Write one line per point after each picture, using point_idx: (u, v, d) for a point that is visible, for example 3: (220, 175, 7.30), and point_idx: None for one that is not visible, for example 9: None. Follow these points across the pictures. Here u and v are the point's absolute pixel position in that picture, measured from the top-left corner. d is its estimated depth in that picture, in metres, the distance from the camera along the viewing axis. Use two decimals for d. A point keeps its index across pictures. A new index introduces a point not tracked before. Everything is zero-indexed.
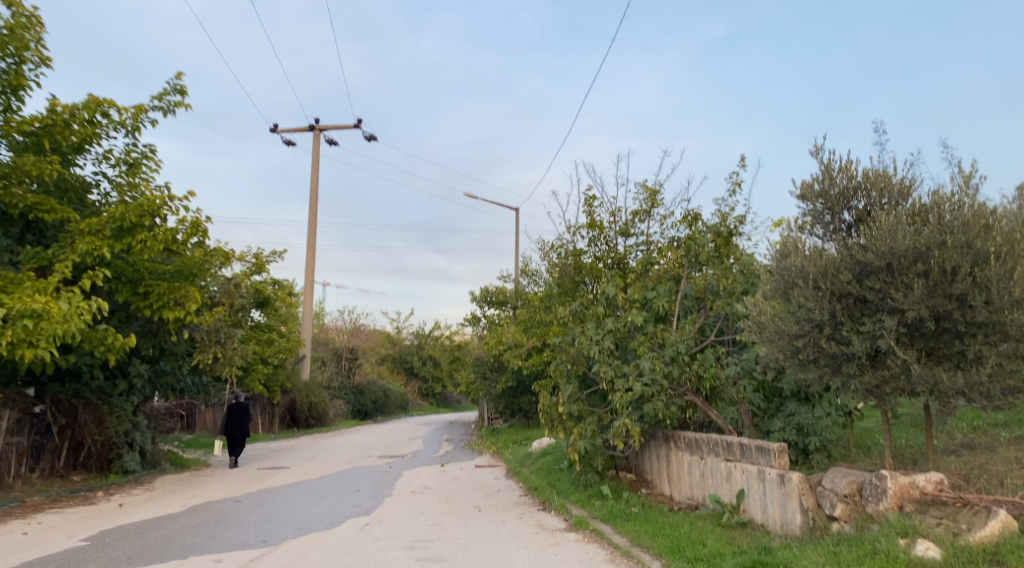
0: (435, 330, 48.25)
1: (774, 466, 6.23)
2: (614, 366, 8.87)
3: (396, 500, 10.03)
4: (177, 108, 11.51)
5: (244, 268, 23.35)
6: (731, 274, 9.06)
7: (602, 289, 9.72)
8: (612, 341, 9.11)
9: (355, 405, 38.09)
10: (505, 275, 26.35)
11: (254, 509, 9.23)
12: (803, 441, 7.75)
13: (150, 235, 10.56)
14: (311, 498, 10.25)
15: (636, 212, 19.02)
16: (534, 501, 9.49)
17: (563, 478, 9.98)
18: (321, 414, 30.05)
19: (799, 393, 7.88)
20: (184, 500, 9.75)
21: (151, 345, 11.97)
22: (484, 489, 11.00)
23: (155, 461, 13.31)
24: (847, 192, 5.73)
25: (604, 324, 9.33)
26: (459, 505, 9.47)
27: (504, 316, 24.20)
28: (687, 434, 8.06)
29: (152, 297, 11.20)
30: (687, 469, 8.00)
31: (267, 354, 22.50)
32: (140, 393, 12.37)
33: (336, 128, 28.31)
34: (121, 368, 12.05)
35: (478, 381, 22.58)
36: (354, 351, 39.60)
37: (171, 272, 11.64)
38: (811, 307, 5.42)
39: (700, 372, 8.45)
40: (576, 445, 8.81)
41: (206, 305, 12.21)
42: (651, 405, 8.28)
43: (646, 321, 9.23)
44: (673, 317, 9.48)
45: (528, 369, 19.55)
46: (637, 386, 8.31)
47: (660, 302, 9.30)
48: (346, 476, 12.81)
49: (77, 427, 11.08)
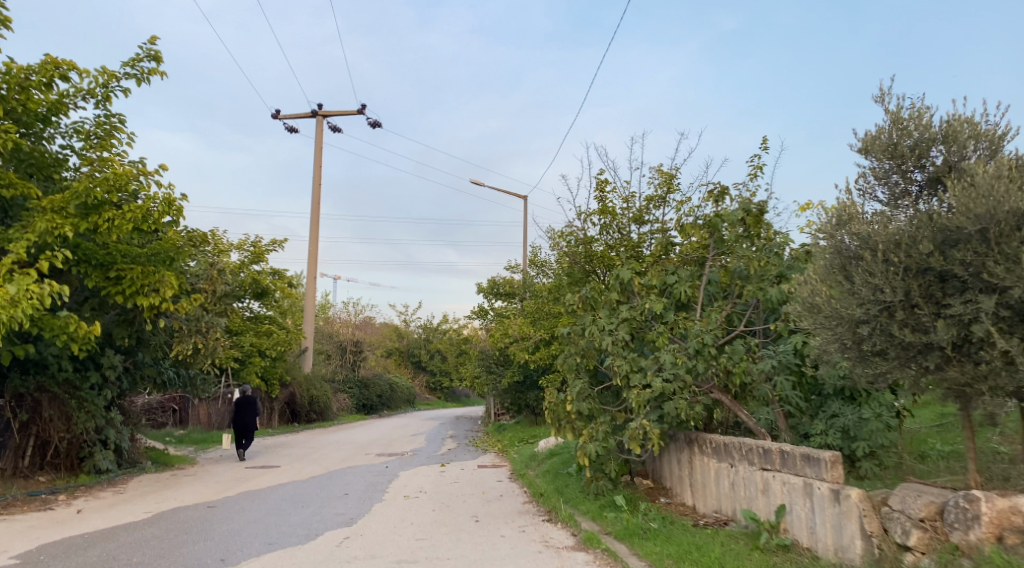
0: (443, 324, 47.43)
1: (824, 479, 5.19)
2: (630, 359, 7.80)
3: (386, 507, 9.04)
4: (152, 76, 10.54)
5: (241, 257, 22.49)
6: (763, 258, 8.05)
7: (616, 273, 8.65)
8: (627, 332, 8.03)
9: (361, 399, 37.25)
10: (513, 266, 25.42)
11: (227, 518, 8.26)
12: (849, 447, 6.81)
13: (119, 214, 9.61)
14: (293, 504, 9.28)
15: (650, 198, 18.05)
16: (539, 510, 8.49)
17: (572, 483, 8.96)
18: (323, 409, 29.14)
19: (844, 392, 6.98)
20: (151, 506, 8.81)
21: (127, 335, 11.10)
22: (485, 493, 10.02)
23: (133, 460, 12.38)
24: (922, 144, 4.67)
25: (617, 312, 8.27)
26: (455, 514, 8.48)
27: (511, 308, 23.23)
28: (715, 437, 7.05)
29: (125, 283, 10.29)
30: (714, 477, 6.99)
31: (265, 346, 21.63)
32: (114, 386, 11.44)
33: (339, 114, 27.45)
34: (93, 360, 11.13)
35: (484, 375, 21.66)
36: (359, 344, 38.82)
37: (146, 256, 10.76)
38: (881, 286, 4.40)
39: (729, 367, 7.39)
40: (587, 448, 7.80)
41: (184, 291, 11.31)
42: (673, 404, 7.22)
43: (666, 309, 8.19)
44: (696, 305, 8.41)
45: (535, 363, 18.59)
46: (657, 383, 7.24)
47: (682, 288, 8.23)
48: (337, 477, 11.85)
49: (43, 422, 10.18)
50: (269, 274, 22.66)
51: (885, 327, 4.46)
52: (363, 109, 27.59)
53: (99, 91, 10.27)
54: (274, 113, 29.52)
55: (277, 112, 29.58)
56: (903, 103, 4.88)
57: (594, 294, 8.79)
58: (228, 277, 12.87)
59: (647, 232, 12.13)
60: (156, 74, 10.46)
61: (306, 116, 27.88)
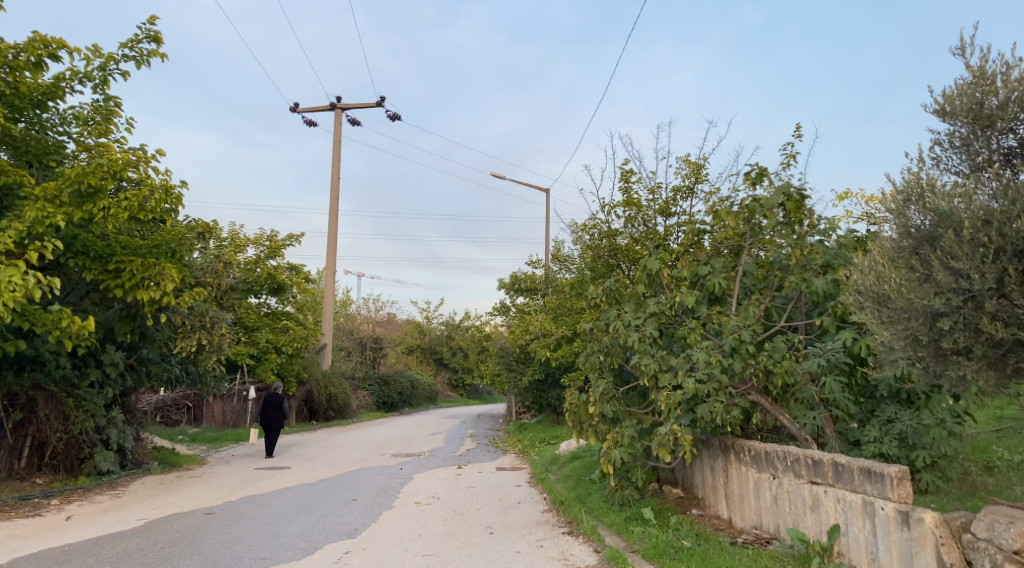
0: (465, 320, 46.89)
1: (888, 498, 4.47)
2: (658, 358, 7.07)
3: (394, 516, 8.43)
4: (152, 58, 10.01)
5: (258, 251, 22.09)
6: (806, 246, 7.28)
7: (643, 264, 7.93)
8: (656, 328, 7.31)
9: (381, 396, 36.70)
10: (535, 261, 24.75)
11: (224, 527, 7.70)
12: (906, 457, 6.07)
13: (114, 203, 9.11)
14: (297, 510, 8.71)
15: (677, 188, 17.29)
16: (559, 521, 7.83)
17: (595, 491, 8.26)
18: (342, 406, 28.69)
19: (900, 394, 6.27)
20: (146, 512, 8.30)
21: (129, 331, 10.66)
22: (501, 500, 9.37)
23: (138, 461, 11.94)
24: (1013, 102, 3.92)
25: (644, 306, 7.57)
26: (467, 525, 7.84)
27: (532, 304, 22.53)
28: (754, 445, 6.33)
29: (124, 276, 9.83)
30: (753, 490, 6.28)
31: (281, 343, 21.20)
32: (117, 384, 11.00)
33: (358, 106, 27.00)
34: (93, 356, 10.64)
35: (504, 373, 21.00)
36: (380, 340, 38.38)
37: (147, 248, 10.33)
38: (965, 271, 3.72)
39: (770, 366, 6.65)
40: (611, 454, 7.12)
41: (187, 285, 10.84)
42: (707, 408, 6.48)
43: (699, 303, 7.47)
44: (731, 299, 7.65)
45: (557, 360, 17.86)
46: (690, 383, 6.52)
47: (716, 280, 7.48)
48: (347, 480, 11.28)
49: (38, 421, 9.77)
50: (286, 269, 22.25)
51: (970, 320, 3.78)
52: (383, 102, 27.09)
53: (96, 73, 9.77)
54: (294, 107, 29.14)
55: (296, 106, 29.18)
56: (987, 56, 4.14)
57: (618, 286, 8.09)
58: (235, 272, 12.38)
59: (675, 224, 11.36)
60: (156, 56, 9.94)
61: (325, 110, 27.46)
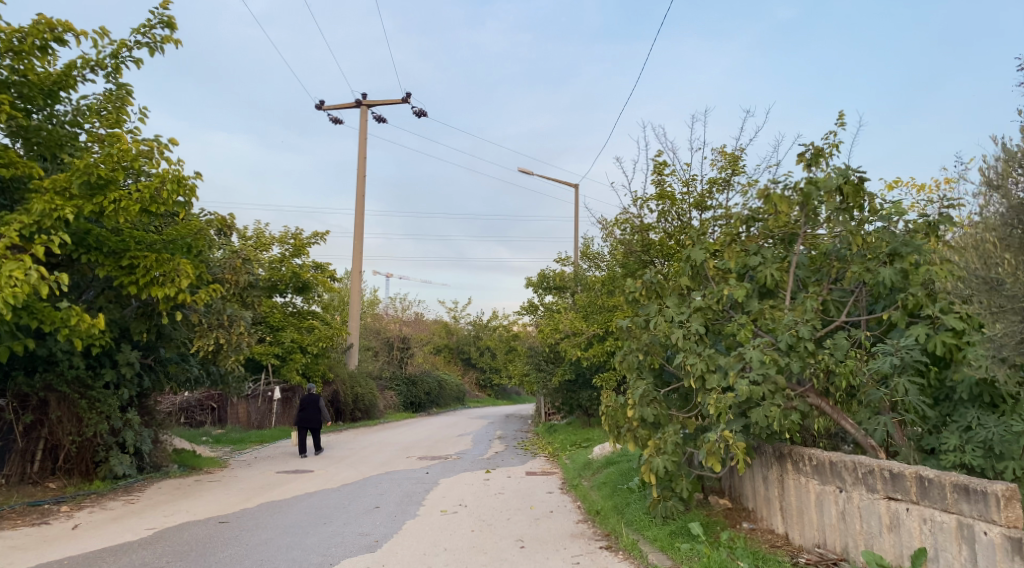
0: (493, 320, 46.37)
1: (993, 521, 3.87)
2: (705, 357, 6.40)
3: (418, 526, 7.88)
4: (166, 44, 9.60)
5: (283, 250, 21.81)
6: (867, 234, 6.62)
7: (686, 254, 7.27)
8: (702, 324, 6.65)
9: (408, 397, 36.23)
10: (564, 259, 24.16)
11: (237, 538, 7.23)
12: (992, 469, 5.26)
13: (125, 195, 8.71)
14: (315, 519, 8.21)
15: (712, 179, 16.62)
16: (595, 534, 7.21)
17: (634, 501, 7.63)
18: (369, 407, 28.32)
19: (982, 397, 5.55)
20: (157, 521, 7.86)
21: (145, 330, 10.30)
22: (532, 509, 8.78)
23: (156, 464, 11.58)
24: None
25: (689, 301, 6.92)
26: (496, 539, 7.25)
27: (561, 302, 21.89)
28: (816, 453, 5.65)
29: (138, 272, 9.47)
30: (815, 503, 5.61)
31: (307, 342, 20.86)
32: (133, 384, 10.65)
33: (384, 104, 26.71)
34: (108, 357, 10.30)
35: (533, 373, 20.40)
36: (406, 340, 38.01)
37: (162, 243, 9.98)
38: None
39: (832, 366, 5.96)
40: (653, 463, 6.50)
41: (204, 282, 10.44)
42: (762, 412, 5.77)
43: (749, 297, 6.80)
44: (784, 292, 6.95)
45: (588, 360, 17.21)
46: (743, 385, 5.83)
47: (768, 271, 6.81)
48: (370, 486, 10.76)
49: (50, 423, 9.41)
50: (311, 268, 21.95)
51: None
52: (409, 99, 26.68)
53: (108, 61, 9.40)
54: (319, 104, 28.84)
55: (322, 102, 28.92)
56: None
57: (659, 279, 7.42)
58: (254, 269, 11.95)
59: (715, 215, 10.66)
60: (169, 42, 9.52)
61: (351, 107, 27.14)
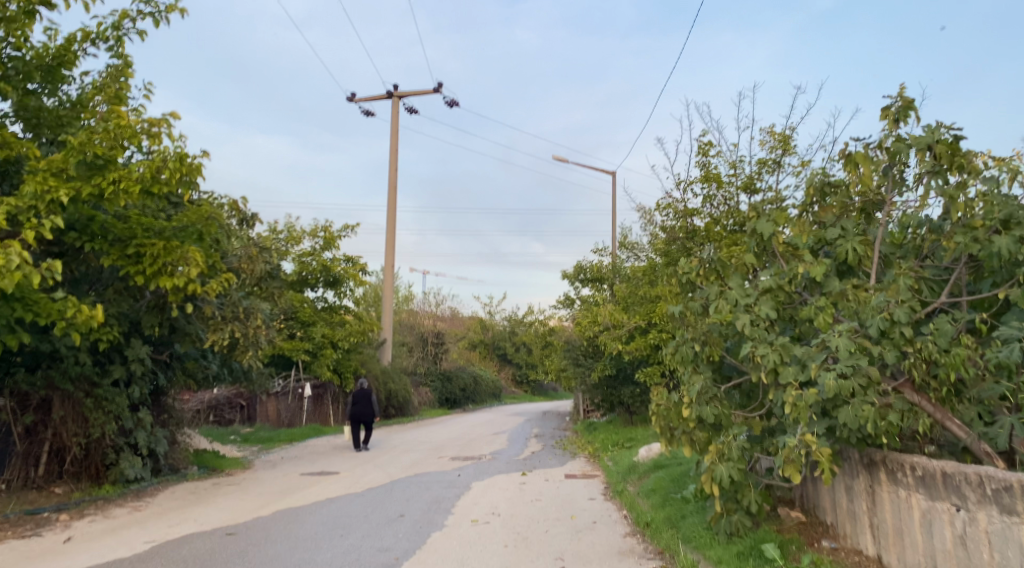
0: (529, 315, 45.48)
1: None
2: (778, 345, 5.38)
3: (446, 539, 7.03)
4: (170, 14, 8.91)
5: (313, 244, 21.22)
6: (972, 199, 5.51)
7: (751, 227, 6.23)
8: (772, 307, 5.63)
9: (443, 393, 35.53)
10: (601, 250, 23.16)
11: (242, 554, 6.47)
12: None
13: (125, 175, 8.05)
14: (332, 530, 7.43)
15: (762, 160, 15.45)
16: (647, 553, 6.27)
17: (691, 514, 6.68)
18: (403, 403, 27.66)
19: None
20: (160, 532, 7.16)
21: (157, 324, 9.69)
22: (574, 518, 7.86)
23: (173, 466, 11.00)
24: None
25: (755, 281, 5.91)
26: (533, 556, 6.36)
27: (600, 294, 20.88)
28: (921, 462, 4.60)
29: (144, 262, 8.84)
30: (921, 524, 4.57)
31: (337, 338, 20.30)
32: (145, 382, 10.09)
33: (414, 93, 26.01)
34: (118, 352, 9.73)
35: (571, 369, 19.44)
36: (440, 335, 37.31)
37: (172, 231, 9.37)
38: None
39: (936, 356, 4.89)
40: (716, 471, 5.56)
41: (218, 271, 9.76)
42: (852, 413, 4.73)
43: (827, 276, 5.77)
44: (868, 270, 5.89)
45: (629, 355, 16.17)
46: (828, 380, 4.77)
47: (850, 244, 5.76)
48: (397, 490, 9.94)
49: (53, 425, 8.83)
50: (341, 261, 21.32)
51: None
52: (441, 89, 25.94)
53: (110, 32, 8.75)
54: (349, 98, 28.27)
55: (353, 94, 28.32)
56: None
57: (721, 256, 6.24)
58: (273, 258, 11.13)
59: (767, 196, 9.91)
60: (173, 11, 8.82)
61: (382, 98, 26.50)
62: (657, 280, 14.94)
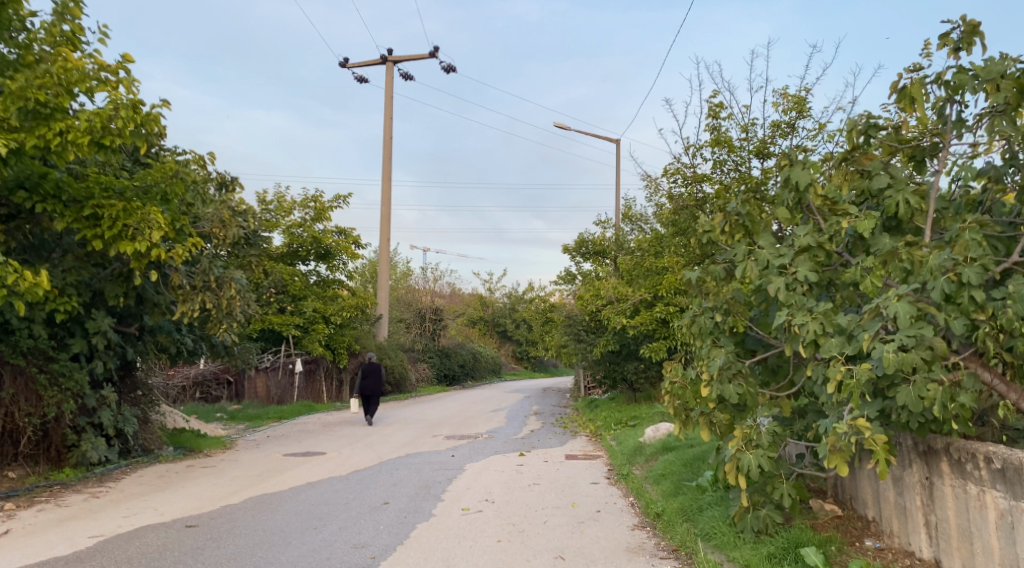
0: (529, 291, 44.72)
1: None
2: (820, 312, 4.53)
3: (432, 531, 6.26)
4: None
5: (303, 215, 20.35)
6: None
7: (783, 176, 5.33)
8: (811, 268, 4.78)
9: (441, 369, 34.85)
10: (602, 222, 22.33)
11: (199, 549, 5.70)
12: None
13: (73, 126, 7.17)
14: (306, 520, 6.65)
15: (776, 124, 14.55)
16: (660, 551, 5.50)
17: (709, 506, 5.91)
18: (400, 379, 26.98)
19: None
20: (111, 524, 6.38)
21: (121, 294, 8.92)
22: (576, 507, 7.10)
23: (145, 446, 10.27)
24: None
25: (789, 237, 5.05)
26: (529, 552, 5.60)
27: (602, 268, 20.04)
28: (999, 452, 3.79)
29: (103, 224, 7.98)
30: (997, 527, 3.78)
31: (330, 312, 19.97)
32: (110, 356, 9.34)
33: (410, 58, 25.00)
34: (78, 324, 8.97)
35: (571, 344, 18.69)
36: (439, 311, 36.56)
37: (135, 192, 8.52)
38: None
39: (1013, 325, 4.04)
40: (743, 460, 4.78)
41: (186, 236, 8.93)
42: (911, 393, 3.91)
43: (875, 232, 4.91)
44: (920, 225, 5.02)
45: (634, 330, 15.39)
46: (886, 353, 3.91)
47: (902, 195, 4.88)
48: (384, 473, 9.16)
49: (3, 404, 8.09)
50: (333, 233, 20.52)
51: None
52: (437, 54, 24.91)
53: None
54: (343, 62, 27.26)
55: (347, 60, 27.32)
56: None
57: (749, 210, 5.38)
58: (249, 223, 10.28)
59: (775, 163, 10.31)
60: None
61: (376, 64, 25.47)
62: (663, 250, 14.10)
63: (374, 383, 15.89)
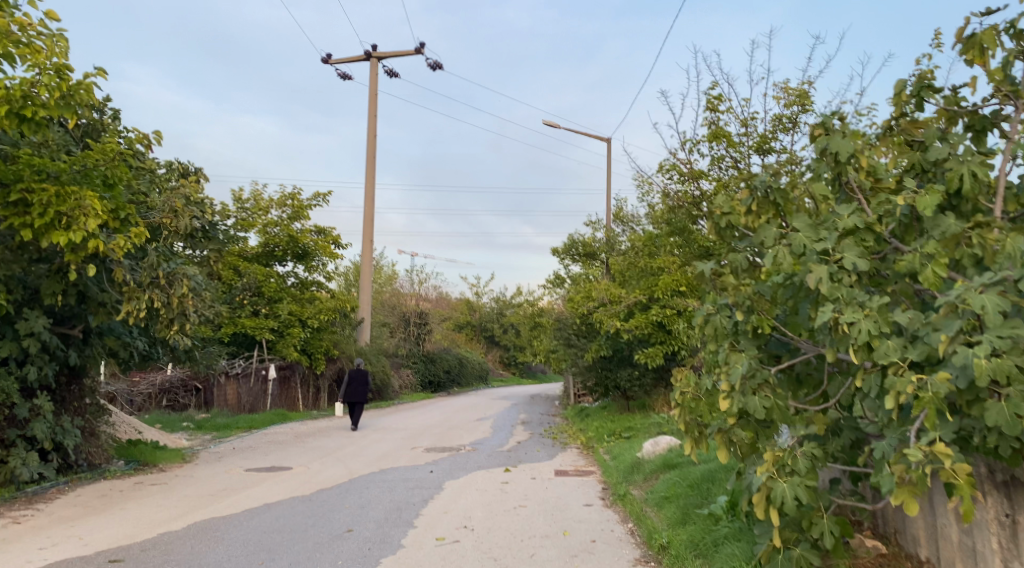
0: (518, 296, 43.89)
1: None
2: (874, 307, 3.64)
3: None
4: None
5: (280, 213, 19.40)
6: None
7: (819, 148, 4.47)
8: (859, 253, 3.90)
9: (427, 375, 33.90)
10: (594, 222, 21.49)
11: None
12: None
13: None
14: (253, 552, 5.68)
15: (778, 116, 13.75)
16: None
17: (726, 541, 5.01)
18: (382, 386, 26.00)
19: None
20: (21, 558, 5.40)
21: (59, 291, 7.97)
22: (568, 536, 6.18)
23: (90, 461, 9.25)
24: None
25: (828, 218, 4.17)
26: None
27: (593, 270, 19.19)
28: None
29: (32, 211, 6.99)
30: None
31: (306, 315, 18.98)
32: (48, 361, 8.32)
33: (394, 54, 24.12)
34: (7, 325, 7.98)
35: (561, 349, 17.80)
36: (423, 316, 35.59)
37: (71, 175, 7.51)
38: None
39: None
40: (775, 490, 3.88)
41: (129, 225, 7.92)
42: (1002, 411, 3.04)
43: (934, 212, 4.05)
44: (986, 206, 4.17)
45: (627, 334, 14.51)
46: (972, 357, 3.05)
47: (967, 168, 4.02)
48: (353, 493, 8.20)
49: None
50: (311, 232, 19.59)
51: None
52: (422, 49, 24.08)
53: None
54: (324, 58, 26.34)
55: (329, 56, 26.38)
56: None
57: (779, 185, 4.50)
58: (206, 214, 9.31)
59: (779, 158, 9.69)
60: None
61: (359, 59, 24.58)
62: (659, 250, 13.25)
63: (361, 389, 14.99)
